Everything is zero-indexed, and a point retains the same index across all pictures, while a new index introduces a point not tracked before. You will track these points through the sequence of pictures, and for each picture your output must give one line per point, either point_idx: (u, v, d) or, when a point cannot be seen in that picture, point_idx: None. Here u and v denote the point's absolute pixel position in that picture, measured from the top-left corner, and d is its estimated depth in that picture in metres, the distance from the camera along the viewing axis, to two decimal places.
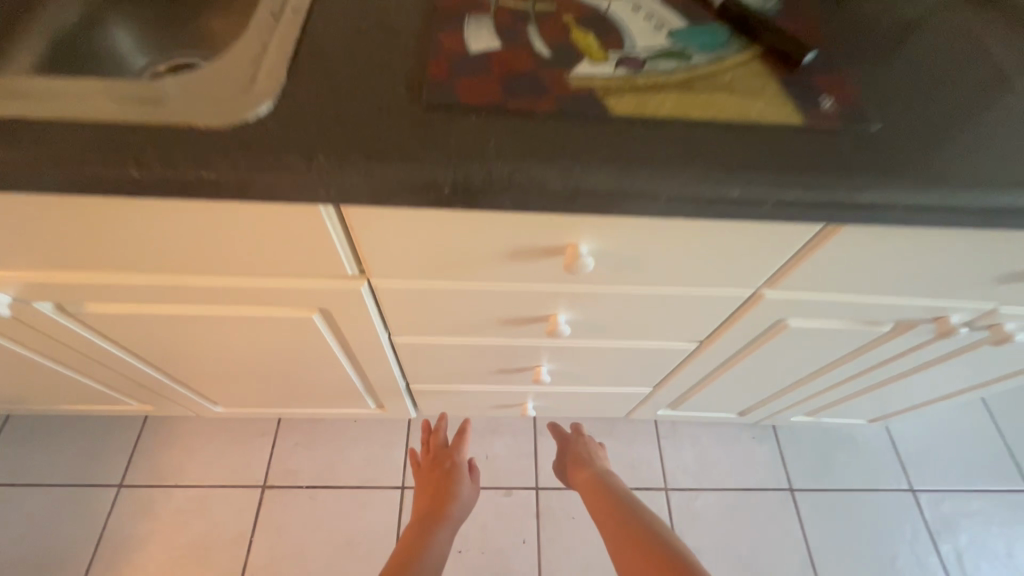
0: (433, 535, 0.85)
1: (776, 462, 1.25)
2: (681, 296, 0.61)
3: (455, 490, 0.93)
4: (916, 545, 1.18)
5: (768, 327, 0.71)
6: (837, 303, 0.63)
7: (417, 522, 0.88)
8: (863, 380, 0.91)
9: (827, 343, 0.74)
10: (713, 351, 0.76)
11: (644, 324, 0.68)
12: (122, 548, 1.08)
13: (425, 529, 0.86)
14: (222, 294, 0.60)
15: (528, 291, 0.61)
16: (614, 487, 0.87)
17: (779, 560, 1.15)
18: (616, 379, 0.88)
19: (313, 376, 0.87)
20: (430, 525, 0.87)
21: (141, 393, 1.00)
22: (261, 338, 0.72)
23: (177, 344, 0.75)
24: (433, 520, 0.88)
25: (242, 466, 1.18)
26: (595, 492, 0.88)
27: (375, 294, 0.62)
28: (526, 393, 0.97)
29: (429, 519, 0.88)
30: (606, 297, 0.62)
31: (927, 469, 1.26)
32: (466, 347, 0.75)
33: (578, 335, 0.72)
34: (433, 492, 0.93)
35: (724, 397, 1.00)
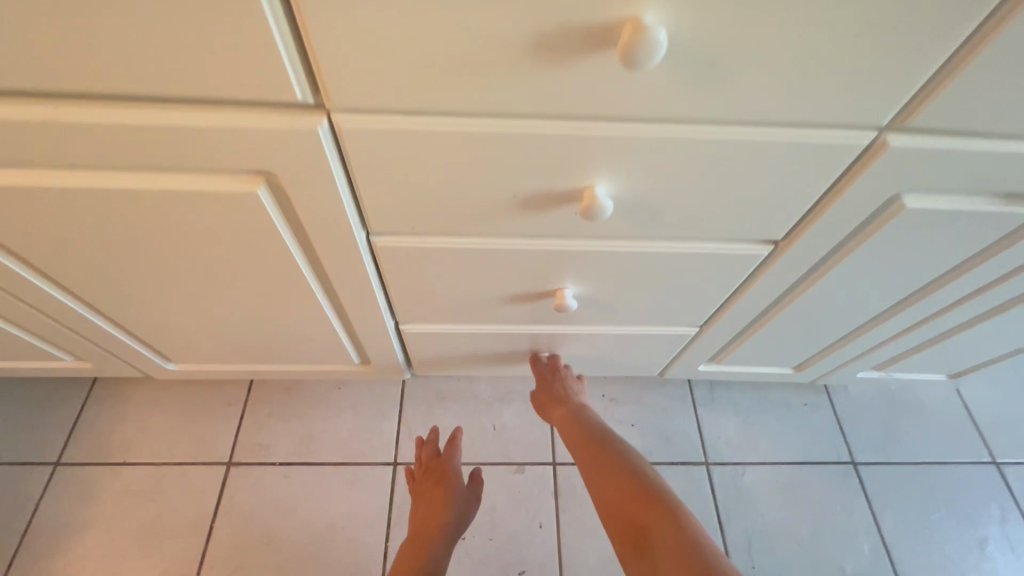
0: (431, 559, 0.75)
1: (834, 432, 1.06)
2: (774, 143, 0.43)
3: (453, 506, 0.81)
4: (1008, 528, 0.98)
5: (880, 212, 0.53)
6: (992, 156, 0.45)
7: (412, 543, 0.77)
8: (969, 310, 0.72)
9: (946, 237, 0.56)
10: (795, 256, 0.59)
11: (712, 201, 0.50)
12: (56, 539, 0.89)
13: (422, 552, 0.76)
14: (129, 137, 0.42)
15: (557, 136, 0.43)
16: (594, 428, 0.75)
17: (846, 544, 0.96)
18: (660, 308, 0.70)
19: (276, 307, 0.68)
20: (427, 546, 0.76)
21: (74, 343, 0.79)
22: (196, 233, 0.54)
23: (87, 249, 0.56)
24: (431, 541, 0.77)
25: (203, 439, 0.98)
26: (573, 434, 0.76)
27: (338, 141, 0.44)
28: (541, 338, 0.79)
29: (426, 539, 0.77)
30: (667, 147, 0.44)
31: (1012, 438, 1.07)
32: (469, 254, 0.58)
33: (618, 225, 0.54)
34: (428, 508, 0.81)
35: (788, 340, 0.81)
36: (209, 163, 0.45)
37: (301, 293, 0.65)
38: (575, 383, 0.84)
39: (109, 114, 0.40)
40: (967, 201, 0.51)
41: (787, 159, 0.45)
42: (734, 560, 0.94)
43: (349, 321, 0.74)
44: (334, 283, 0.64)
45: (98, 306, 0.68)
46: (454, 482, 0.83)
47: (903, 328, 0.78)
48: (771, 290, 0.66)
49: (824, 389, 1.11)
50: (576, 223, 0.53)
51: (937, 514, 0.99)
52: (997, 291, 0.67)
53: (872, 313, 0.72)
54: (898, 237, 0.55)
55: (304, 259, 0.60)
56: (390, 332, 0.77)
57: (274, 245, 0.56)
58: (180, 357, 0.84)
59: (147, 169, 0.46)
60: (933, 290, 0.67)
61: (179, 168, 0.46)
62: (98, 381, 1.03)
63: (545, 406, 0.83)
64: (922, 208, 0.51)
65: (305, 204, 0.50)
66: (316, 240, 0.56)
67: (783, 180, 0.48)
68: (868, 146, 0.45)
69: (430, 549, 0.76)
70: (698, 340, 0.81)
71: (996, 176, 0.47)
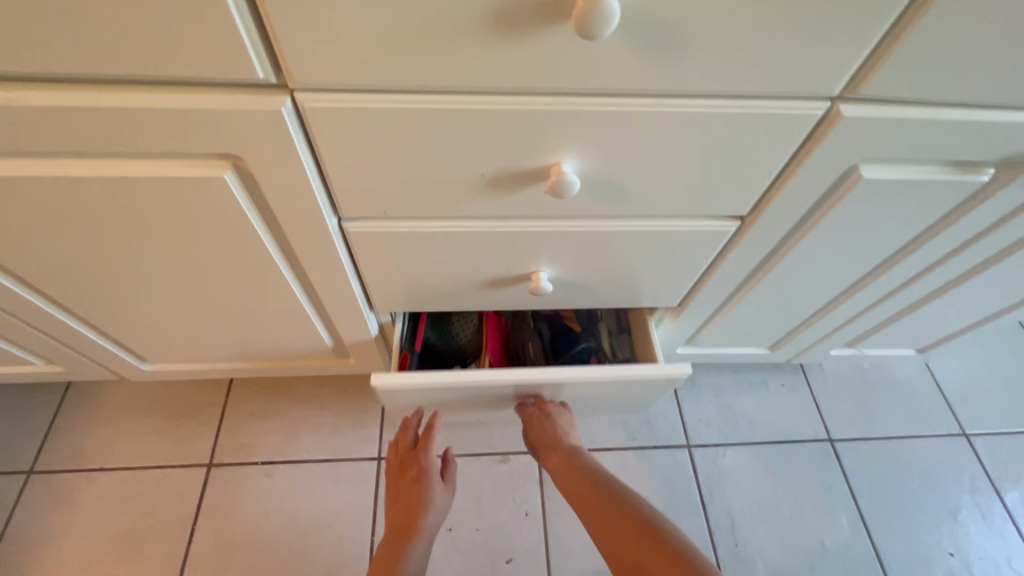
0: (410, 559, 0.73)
1: (811, 411, 1.09)
2: (735, 114, 0.45)
3: (430, 502, 0.78)
4: (979, 496, 1.01)
5: (839, 184, 0.55)
6: (940, 123, 0.47)
7: (389, 544, 0.75)
8: (931, 281, 0.75)
9: (903, 207, 0.58)
10: (761, 231, 0.60)
11: (676, 174, 0.51)
12: (31, 547, 0.87)
13: (400, 552, 0.73)
14: (90, 121, 0.42)
15: (522, 111, 0.44)
16: (592, 477, 0.73)
17: (826, 520, 0.98)
18: (634, 288, 0.71)
19: (251, 298, 0.68)
20: (405, 546, 0.74)
21: (43, 345, 0.77)
22: (165, 222, 0.53)
23: (52, 241, 0.55)
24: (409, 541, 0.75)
25: (182, 441, 0.97)
26: (574, 485, 0.74)
27: (303, 119, 0.44)
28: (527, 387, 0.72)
29: (403, 539, 0.75)
30: (629, 121, 0.45)
31: (980, 409, 1.10)
32: (443, 238, 0.59)
33: (587, 202, 0.54)
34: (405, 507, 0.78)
35: (762, 318, 0.83)
36: (175, 146, 0.45)
37: (275, 283, 0.65)
38: (562, 417, 0.80)
39: (71, 98, 0.40)
40: (919, 170, 0.53)
41: (746, 131, 0.46)
42: (717, 539, 0.95)
43: (326, 313, 0.74)
44: (308, 271, 0.64)
45: (67, 304, 0.67)
46: (431, 479, 0.79)
47: (870, 302, 0.80)
48: (741, 267, 0.68)
49: (800, 369, 1.14)
50: (546, 201, 0.54)
51: (911, 486, 1.02)
52: (956, 261, 0.70)
53: (839, 287, 0.74)
54: (858, 209, 0.57)
55: (274, 247, 0.59)
56: (368, 323, 0.77)
57: (245, 232, 0.55)
58: (155, 356, 0.82)
59: (114, 155, 0.46)
60: (897, 261, 0.69)
61: (146, 154, 0.46)
62: (72, 386, 1.01)
63: (538, 450, 0.81)
64: (877, 179, 0.53)
65: (273, 187, 0.50)
66: (287, 226, 0.56)
67: (743, 152, 0.49)
68: (823, 116, 0.46)
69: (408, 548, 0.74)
70: (676, 321, 0.82)
71: (945, 144, 0.49)
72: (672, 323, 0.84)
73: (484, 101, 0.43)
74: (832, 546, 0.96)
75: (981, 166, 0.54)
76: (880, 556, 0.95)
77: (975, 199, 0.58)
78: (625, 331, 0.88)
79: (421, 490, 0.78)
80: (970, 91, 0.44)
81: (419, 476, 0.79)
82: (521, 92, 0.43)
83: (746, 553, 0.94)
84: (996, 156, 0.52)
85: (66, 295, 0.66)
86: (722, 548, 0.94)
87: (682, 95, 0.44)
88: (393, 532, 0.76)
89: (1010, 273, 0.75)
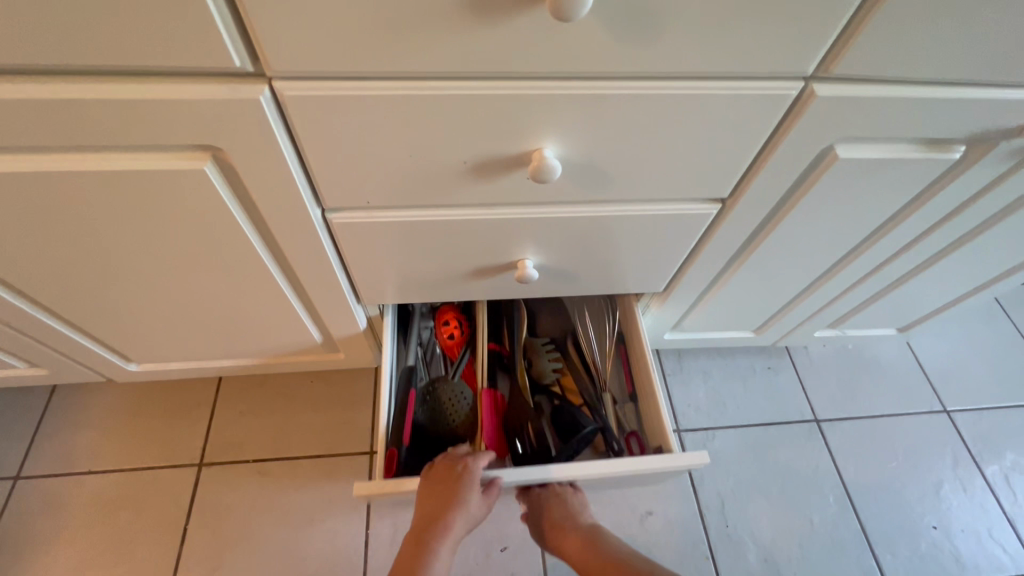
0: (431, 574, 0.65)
1: (796, 393, 1.11)
2: (710, 95, 0.45)
3: (462, 515, 0.67)
4: (960, 470, 1.04)
5: (816, 164, 0.56)
6: (912, 100, 0.48)
7: (411, 551, 0.67)
8: (909, 260, 0.76)
9: (879, 186, 0.59)
10: (742, 214, 0.61)
11: (656, 157, 0.52)
12: (21, 553, 0.86)
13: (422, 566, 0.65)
14: (65, 114, 0.41)
15: (501, 97, 0.44)
16: (615, 554, 0.73)
17: (813, 499, 1.00)
18: (620, 274, 0.71)
19: (236, 294, 0.67)
20: (429, 559, 0.66)
21: (26, 348, 0.76)
22: (146, 217, 0.53)
23: (30, 239, 0.55)
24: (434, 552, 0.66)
25: (171, 443, 0.96)
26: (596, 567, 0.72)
27: (282, 107, 0.44)
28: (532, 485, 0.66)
29: (427, 549, 0.66)
30: (607, 105, 0.46)
31: (960, 386, 1.13)
32: (428, 227, 0.59)
33: (570, 187, 0.55)
34: (432, 516, 0.67)
35: (747, 301, 0.84)
36: (153, 138, 0.45)
37: (260, 277, 0.64)
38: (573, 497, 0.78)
39: (43, 90, 0.40)
40: (893, 149, 0.54)
41: (723, 113, 0.47)
42: (708, 521, 0.97)
43: (313, 307, 0.74)
44: (294, 265, 0.63)
45: (48, 304, 0.66)
46: (467, 493, 0.67)
47: (850, 283, 0.82)
48: (723, 251, 0.69)
49: (785, 352, 1.15)
50: (529, 187, 0.54)
51: (895, 463, 1.04)
52: (931, 239, 0.71)
53: (820, 268, 0.75)
54: (835, 189, 0.58)
55: (258, 240, 0.59)
56: (357, 316, 0.77)
57: (227, 225, 0.55)
58: (142, 356, 0.81)
59: (90, 148, 0.46)
60: (875, 241, 0.70)
61: (124, 146, 0.46)
62: (56, 390, 1.00)
63: (547, 533, 0.77)
64: (853, 158, 0.54)
65: (253, 178, 0.50)
66: (270, 218, 0.55)
67: (721, 133, 0.50)
68: (797, 96, 0.47)
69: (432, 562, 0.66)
70: (662, 307, 0.83)
71: (917, 122, 0.50)
72: (659, 309, 0.84)
73: (464, 85, 0.43)
74: (820, 523, 0.98)
75: (953, 143, 0.55)
76: (866, 531, 0.98)
77: (947, 177, 0.59)
78: (629, 399, 0.84)
79: (453, 503, 0.66)
80: (939, 67, 0.45)
81: (455, 488, 0.66)
82: (500, 76, 0.43)
83: (737, 533, 0.96)
84: (967, 133, 0.53)
85: (45, 296, 0.65)
86: (714, 529, 0.96)
87: (659, 77, 0.45)
88: (415, 537, 0.67)
89: (985, 250, 0.76)
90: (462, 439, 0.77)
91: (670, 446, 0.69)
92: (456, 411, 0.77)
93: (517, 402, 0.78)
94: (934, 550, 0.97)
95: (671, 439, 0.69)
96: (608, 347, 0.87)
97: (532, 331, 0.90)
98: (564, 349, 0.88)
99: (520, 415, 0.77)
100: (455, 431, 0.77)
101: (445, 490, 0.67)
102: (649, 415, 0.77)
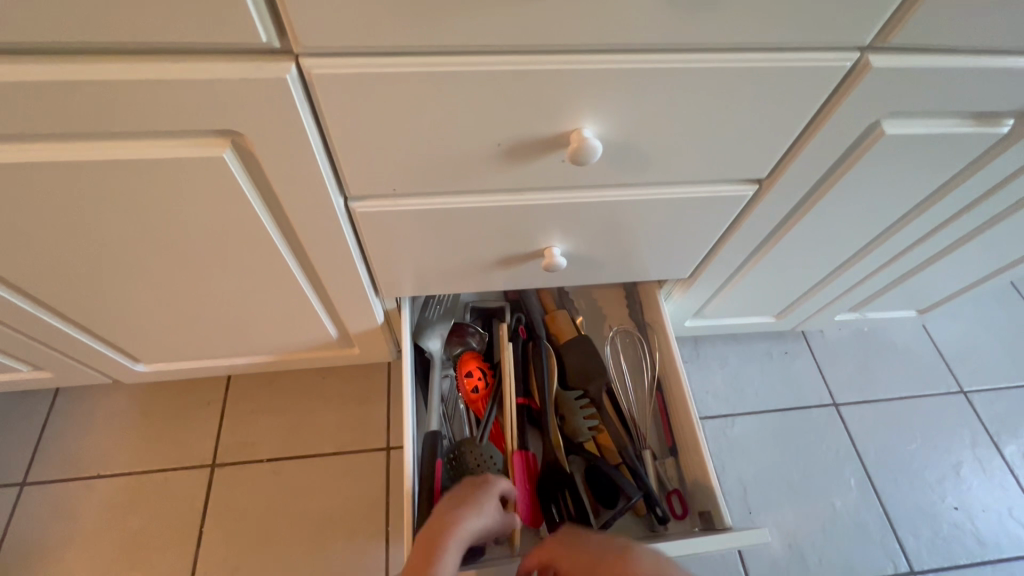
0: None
1: (814, 377, 1.10)
2: (759, 67, 0.43)
3: (481, 524, 0.58)
4: (979, 451, 1.04)
5: (860, 142, 0.53)
6: (968, 71, 0.46)
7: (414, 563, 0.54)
8: (938, 241, 0.75)
9: (921, 163, 0.57)
10: (778, 195, 0.59)
11: (697, 136, 0.49)
12: (32, 561, 0.84)
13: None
14: (74, 97, 0.38)
15: (542, 72, 0.41)
16: None
17: (834, 484, 0.99)
18: (649, 261, 0.69)
19: (252, 289, 0.64)
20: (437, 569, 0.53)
21: (30, 350, 0.73)
22: (158, 208, 0.50)
23: (35, 234, 0.52)
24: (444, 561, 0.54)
25: (182, 444, 0.93)
26: None
27: (309, 87, 0.41)
28: None
29: (435, 557, 0.54)
30: (652, 80, 0.43)
31: (976, 368, 1.12)
32: (455, 216, 0.56)
33: (604, 169, 0.52)
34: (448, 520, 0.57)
35: (772, 286, 0.82)
36: (169, 123, 0.42)
37: (277, 271, 0.62)
38: None
39: (52, 72, 0.37)
40: (941, 123, 0.52)
41: (772, 86, 0.45)
42: (730, 507, 0.96)
43: (330, 302, 0.72)
44: (313, 258, 0.61)
45: (53, 303, 0.63)
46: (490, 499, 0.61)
47: (877, 265, 0.80)
48: (754, 235, 0.67)
49: (802, 337, 1.14)
50: (562, 171, 0.52)
51: (914, 445, 1.04)
52: (965, 219, 0.69)
53: (849, 251, 0.73)
54: (875, 168, 0.56)
55: (277, 231, 0.56)
56: (375, 309, 0.74)
57: (245, 216, 0.52)
58: (150, 356, 0.79)
59: (100, 135, 0.43)
60: (908, 222, 0.68)
61: (137, 133, 0.43)
62: (59, 392, 0.97)
63: None
64: (900, 134, 0.52)
65: (274, 165, 0.47)
66: (290, 208, 0.52)
67: (766, 109, 0.47)
68: (851, 68, 0.45)
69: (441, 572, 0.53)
70: (686, 294, 0.82)
71: (968, 94, 0.48)
72: (682, 296, 0.83)
73: (502, 61, 0.40)
74: (843, 507, 0.97)
75: (1001, 117, 0.53)
76: (888, 514, 0.97)
77: (989, 153, 0.57)
78: (669, 455, 0.79)
79: (475, 507, 0.59)
80: (1001, 34, 0.43)
81: (479, 493, 0.60)
82: (540, 50, 0.40)
83: (760, 520, 0.95)
84: (1017, 105, 0.51)
85: (51, 294, 0.62)
86: (737, 516, 0.95)
87: (708, 49, 0.42)
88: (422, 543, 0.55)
89: (1015, 230, 0.75)
90: None
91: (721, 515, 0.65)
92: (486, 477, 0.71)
93: (554, 467, 0.73)
94: (956, 531, 0.97)
95: (722, 506, 0.65)
96: (646, 400, 0.83)
97: (563, 380, 0.81)
98: (599, 402, 0.79)
99: (555, 483, 0.72)
100: None
101: (467, 495, 0.60)
102: (694, 462, 0.72)
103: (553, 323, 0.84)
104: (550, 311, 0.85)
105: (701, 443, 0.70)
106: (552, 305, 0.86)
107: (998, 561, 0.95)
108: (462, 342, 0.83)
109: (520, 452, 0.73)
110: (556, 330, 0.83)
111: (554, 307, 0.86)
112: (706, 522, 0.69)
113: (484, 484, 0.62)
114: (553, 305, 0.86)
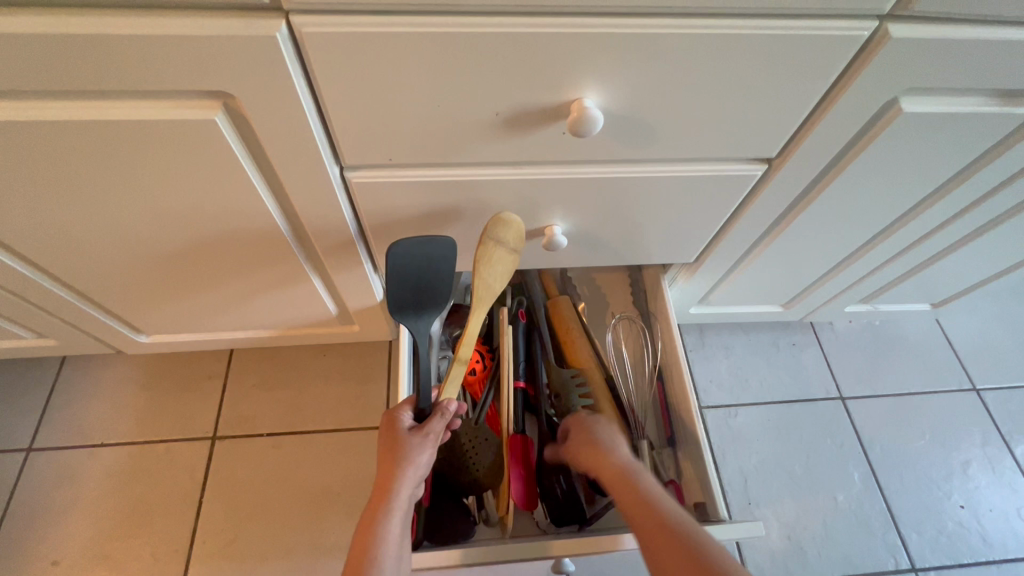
0: (388, 545, 0.56)
1: (821, 369, 1.08)
2: (772, 36, 0.41)
3: (409, 468, 0.60)
4: (989, 449, 1.01)
5: (876, 121, 0.51)
6: (995, 44, 0.43)
7: (359, 535, 0.57)
8: (953, 232, 0.72)
9: (943, 144, 0.54)
10: (787, 176, 0.57)
11: (704, 110, 0.47)
12: (36, 526, 0.85)
13: (374, 542, 0.56)
14: (60, 52, 0.38)
15: (540, 36, 0.40)
16: None
17: (838, 476, 0.98)
18: (654, 239, 0.67)
19: (250, 260, 0.64)
20: (380, 533, 0.57)
21: (32, 318, 0.74)
22: (153, 173, 0.49)
23: (34, 198, 0.51)
24: (383, 520, 0.57)
25: (184, 416, 0.94)
26: None
27: (300, 46, 0.40)
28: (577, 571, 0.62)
29: (376, 521, 0.58)
30: (655, 52, 0.42)
31: (990, 365, 1.09)
32: (455, 189, 0.55)
33: (608, 144, 0.51)
34: (380, 480, 0.60)
35: (782, 273, 0.80)
36: (157, 82, 0.41)
37: (274, 241, 0.61)
38: None
39: (35, 24, 0.36)
40: (962, 101, 0.50)
41: (783, 57, 0.43)
42: (730, 498, 0.95)
43: (329, 277, 0.72)
44: (309, 230, 0.60)
45: (53, 271, 0.63)
46: (409, 444, 0.60)
47: (893, 253, 0.77)
48: (762, 219, 0.65)
49: (810, 329, 1.12)
50: (566, 142, 0.50)
51: (922, 441, 1.01)
52: (982, 209, 0.67)
53: (861, 238, 0.71)
54: (891, 150, 0.54)
55: (271, 200, 0.55)
56: (374, 282, 0.74)
57: (238, 184, 0.51)
58: (153, 327, 0.79)
59: (89, 93, 0.42)
60: (925, 209, 0.66)
61: (127, 92, 0.42)
62: (66, 361, 0.98)
63: None
64: (918, 113, 0.49)
65: (265, 126, 0.46)
66: (284, 174, 0.52)
67: (778, 76, 0.45)
68: (869, 38, 0.42)
69: (385, 534, 0.57)
70: (690, 280, 0.80)
71: (997, 69, 0.46)
72: (686, 282, 0.81)
73: (497, 24, 0.39)
74: (845, 502, 0.96)
75: None
76: (892, 510, 0.96)
77: (1016, 136, 0.55)
78: (668, 445, 0.77)
79: (399, 461, 0.60)
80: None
81: (399, 446, 0.61)
82: (538, 12, 0.39)
83: (760, 512, 0.94)
84: None
85: (48, 262, 0.61)
86: (736, 507, 0.94)
87: (712, 15, 0.40)
88: (366, 512, 0.59)
89: None
90: (484, 489, 0.71)
91: (718, 503, 0.65)
92: (480, 459, 0.71)
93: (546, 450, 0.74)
94: (961, 530, 0.95)
95: (717, 497, 0.65)
96: (646, 389, 0.82)
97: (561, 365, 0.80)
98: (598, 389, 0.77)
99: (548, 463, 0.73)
100: (477, 481, 0.71)
101: (390, 447, 0.61)
102: (693, 449, 0.71)
103: (484, 264, 0.60)
104: (485, 243, 0.59)
105: (699, 434, 0.69)
106: (500, 236, 0.59)
107: (1004, 562, 0.93)
108: (461, 325, 0.82)
109: (517, 434, 0.71)
110: (477, 279, 0.60)
111: (497, 243, 0.59)
112: (698, 511, 0.68)
113: (401, 433, 0.62)
114: (502, 238, 0.59)
